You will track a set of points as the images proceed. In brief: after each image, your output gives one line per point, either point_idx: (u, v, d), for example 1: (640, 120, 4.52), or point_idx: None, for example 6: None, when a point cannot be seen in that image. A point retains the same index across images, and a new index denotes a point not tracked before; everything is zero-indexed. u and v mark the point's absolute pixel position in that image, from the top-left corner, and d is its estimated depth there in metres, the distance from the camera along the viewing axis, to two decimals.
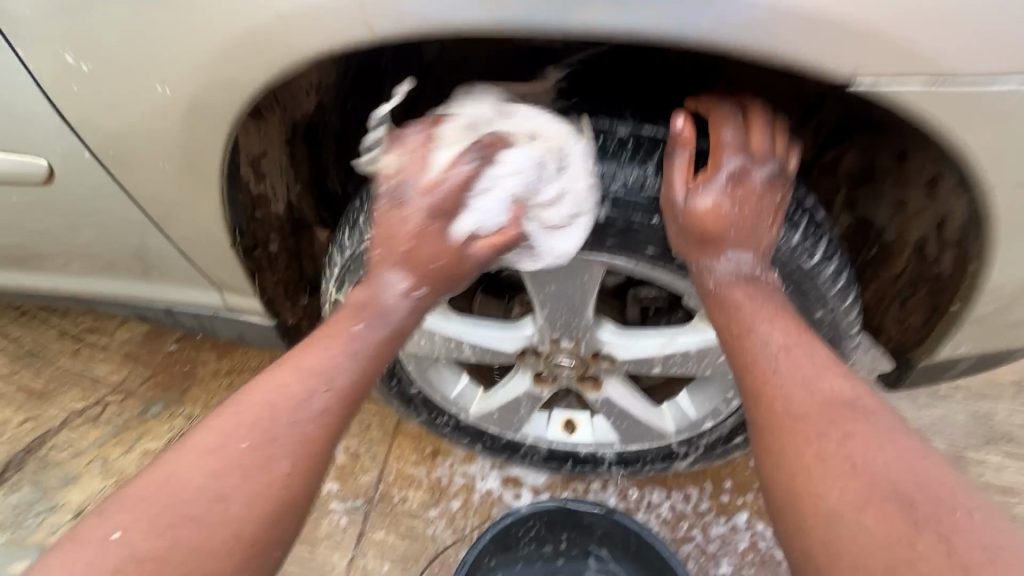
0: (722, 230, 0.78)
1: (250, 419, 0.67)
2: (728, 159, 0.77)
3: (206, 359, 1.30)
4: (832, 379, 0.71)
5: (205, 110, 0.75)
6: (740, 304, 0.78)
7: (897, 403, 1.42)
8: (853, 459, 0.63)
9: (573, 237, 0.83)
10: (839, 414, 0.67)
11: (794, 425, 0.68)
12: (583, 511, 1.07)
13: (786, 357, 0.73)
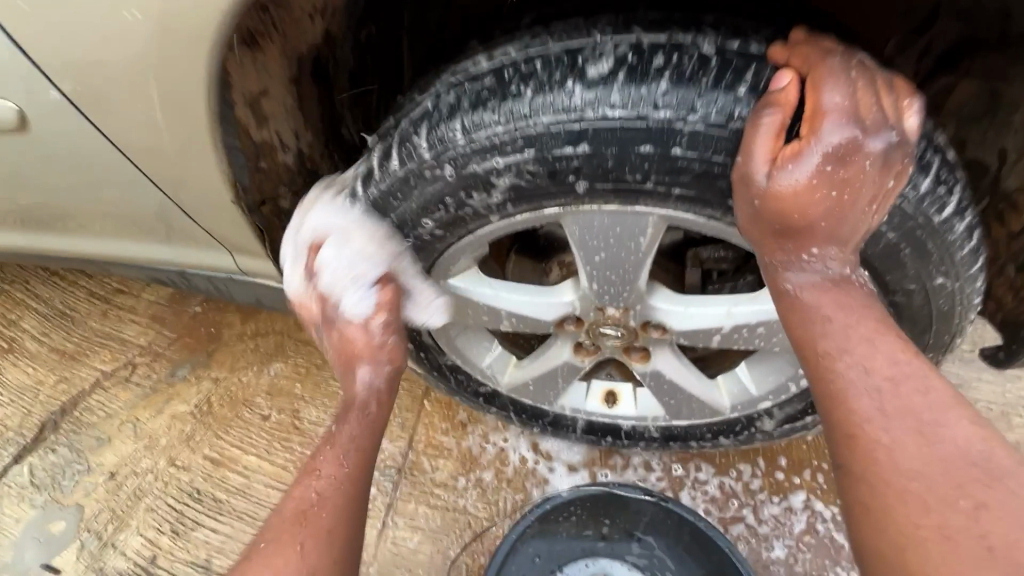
0: (813, 221, 0.57)
1: (288, 516, 0.72)
2: (832, 130, 0.54)
3: (231, 321, 1.55)
4: (956, 427, 0.53)
5: (184, 33, 0.63)
6: (831, 318, 0.59)
7: (982, 377, 1.25)
8: (990, 548, 0.48)
9: (618, 191, 0.62)
10: (965, 476, 0.51)
11: (905, 482, 0.52)
12: (629, 496, 1.02)
13: (892, 390, 0.55)
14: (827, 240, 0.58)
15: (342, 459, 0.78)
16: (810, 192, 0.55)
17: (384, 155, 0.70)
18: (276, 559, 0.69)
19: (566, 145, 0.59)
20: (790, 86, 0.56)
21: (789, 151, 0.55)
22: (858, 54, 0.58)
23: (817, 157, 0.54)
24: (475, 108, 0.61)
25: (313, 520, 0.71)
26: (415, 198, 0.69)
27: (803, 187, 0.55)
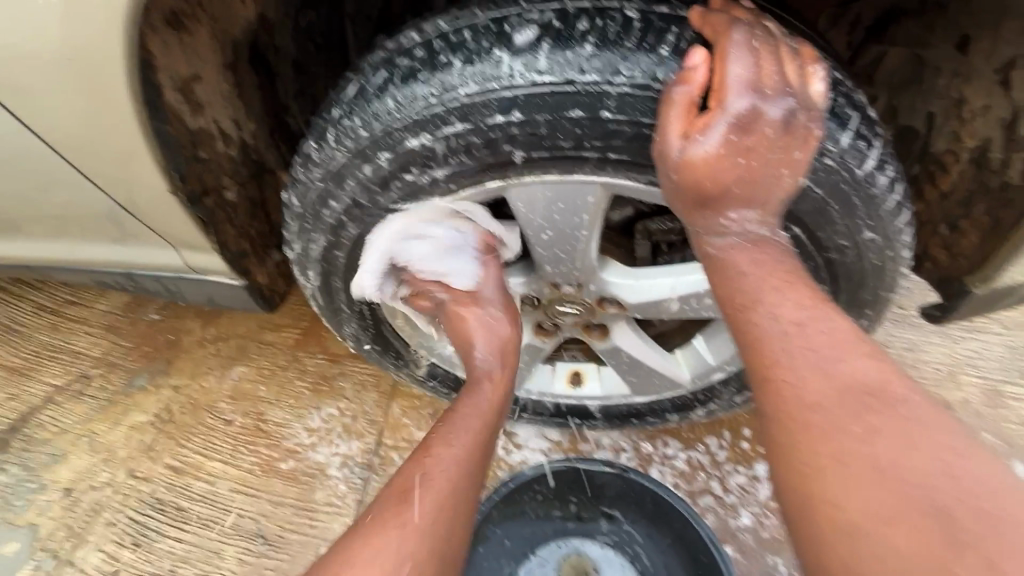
0: (726, 188, 0.57)
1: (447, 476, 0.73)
2: (735, 101, 0.53)
3: (191, 327, 1.50)
4: (854, 358, 0.52)
5: (89, 8, 0.60)
6: (747, 273, 0.58)
7: (929, 339, 1.30)
8: (880, 466, 0.47)
9: (557, 160, 0.62)
10: (862, 403, 0.49)
11: (806, 415, 0.51)
12: (593, 470, 1.03)
13: (798, 333, 0.54)
14: (742, 201, 0.58)
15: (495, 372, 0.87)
16: (720, 161, 0.55)
17: (321, 137, 0.69)
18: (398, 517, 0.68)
19: (498, 114, 0.59)
20: (706, 59, 0.54)
21: (698, 122, 0.55)
22: (762, 21, 0.57)
23: (724, 127, 0.54)
24: (407, 82, 0.61)
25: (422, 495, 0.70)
26: (353, 180, 0.67)
27: (713, 159, 0.55)
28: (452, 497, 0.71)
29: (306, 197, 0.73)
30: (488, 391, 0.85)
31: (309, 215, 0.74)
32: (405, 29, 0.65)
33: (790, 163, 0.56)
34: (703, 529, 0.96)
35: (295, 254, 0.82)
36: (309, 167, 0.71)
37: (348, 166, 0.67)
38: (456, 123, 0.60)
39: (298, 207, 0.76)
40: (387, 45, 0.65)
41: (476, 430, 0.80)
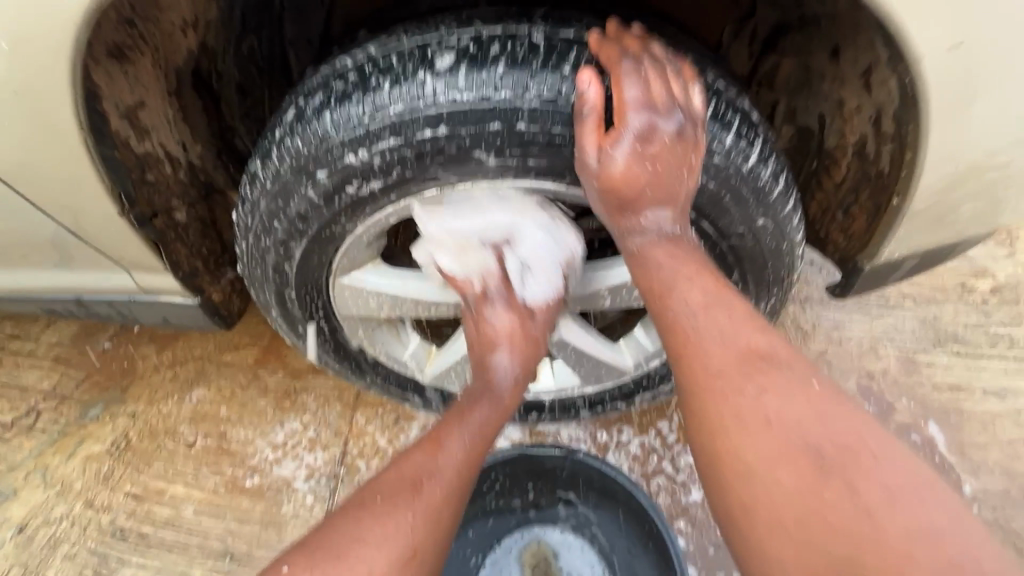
0: (641, 192, 0.67)
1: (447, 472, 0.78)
2: (633, 119, 0.65)
3: (146, 353, 1.49)
4: (748, 332, 0.64)
5: (32, 47, 0.63)
6: (664, 265, 0.68)
7: (851, 317, 1.43)
8: (774, 424, 0.59)
9: (483, 169, 0.68)
10: (756, 368, 0.62)
11: (713, 383, 0.63)
12: (545, 456, 1.13)
13: (705, 314, 0.66)
14: (658, 204, 0.68)
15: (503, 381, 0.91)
16: (629, 168, 0.66)
17: (266, 156, 0.73)
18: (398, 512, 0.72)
19: (426, 129, 0.65)
20: (597, 82, 0.63)
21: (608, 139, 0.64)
22: (649, 48, 0.67)
23: (629, 139, 0.65)
24: (343, 103, 0.66)
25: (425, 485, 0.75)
26: (296, 196, 0.72)
27: (624, 167, 0.65)
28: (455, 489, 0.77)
29: (253, 214, 0.77)
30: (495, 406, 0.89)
31: (259, 231, 0.79)
32: (338, 55, 0.71)
33: (690, 165, 0.66)
34: (642, 494, 1.08)
35: (250, 269, 0.86)
36: (255, 185, 0.75)
37: (291, 183, 0.71)
38: (388, 139, 0.66)
39: (247, 223, 0.80)
40: (322, 70, 0.70)
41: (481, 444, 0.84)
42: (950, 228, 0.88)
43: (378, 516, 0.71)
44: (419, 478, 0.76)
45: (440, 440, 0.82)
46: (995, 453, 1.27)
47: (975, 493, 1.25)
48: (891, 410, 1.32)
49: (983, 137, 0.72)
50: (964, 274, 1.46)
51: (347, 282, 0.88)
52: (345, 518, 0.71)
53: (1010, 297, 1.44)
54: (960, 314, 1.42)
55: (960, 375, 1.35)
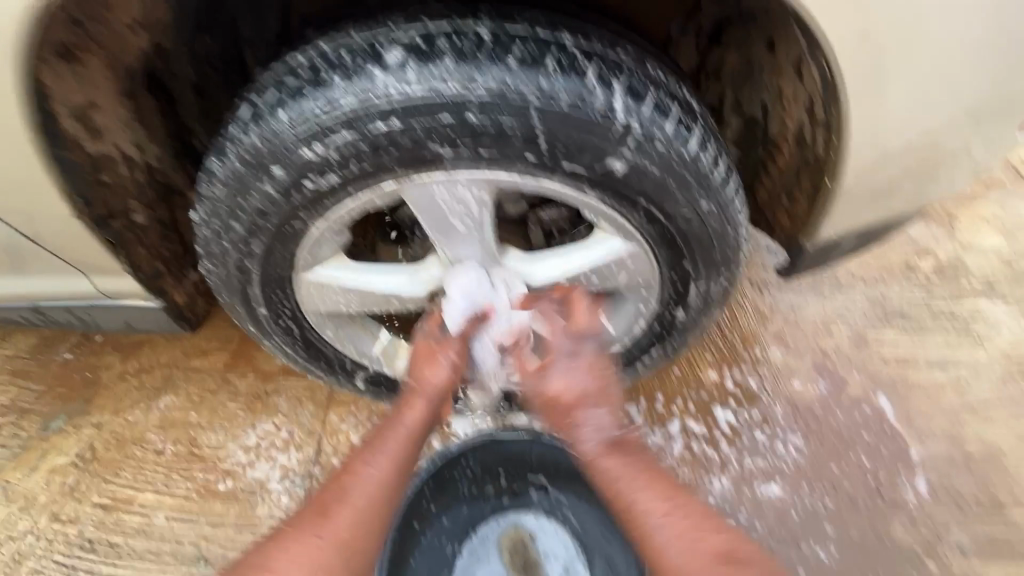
0: (577, 404, 0.89)
1: (344, 506, 0.84)
2: (562, 341, 0.91)
3: (110, 362, 1.46)
4: (701, 536, 0.86)
5: None
6: (618, 471, 0.90)
7: (806, 299, 1.50)
8: (676, 542, 0.85)
9: (437, 159, 0.71)
10: (713, 554, 0.84)
11: (676, 557, 0.84)
12: (510, 439, 1.15)
13: (669, 526, 0.86)
14: (597, 406, 0.89)
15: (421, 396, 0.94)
16: (566, 392, 0.89)
17: (221, 153, 0.74)
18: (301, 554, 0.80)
19: (378, 122, 0.67)
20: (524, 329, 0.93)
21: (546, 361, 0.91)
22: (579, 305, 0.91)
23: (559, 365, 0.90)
24: (296, 99, 0.68)
25: (327, 521, 0.82)
26: (254, 192, 0.73)
27: (561, 393, 0.89)
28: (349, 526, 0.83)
29: (211, 212, 0.78)
30: (408, 416, 0.93)
31: (217, 228, 0.79)
32: (290, 53, 0.72)
33: (608, 380, 0.91)
34: None
35: (211, 269, 0.86)
36: (210, 183, 0.76)
37: (249, 178, 0.72)
38: (342, 132, 0.67)
39: (205, 222, 0.80)
40: (274, 68, 0.72)
41: (393, 466, 0.89)
42: (882, 206, 0.95)
43: (279, 553, 0.80)
44: (314, 527, 0.82)
45: (343, 483, 0.87)
46: (938, 420, 1.35)
47: (923, 458, 1.31)
48: (843, 385, 1.39)
49: (895, 122, 0.79)
50: (907, 255, 1.55)
51: (311, 278, 0.89)
52: (257, 556, 0.81)
53: (950, 275, 1.53)
54: (905, 292, 1.51)
55: (906, 349, 1.43)
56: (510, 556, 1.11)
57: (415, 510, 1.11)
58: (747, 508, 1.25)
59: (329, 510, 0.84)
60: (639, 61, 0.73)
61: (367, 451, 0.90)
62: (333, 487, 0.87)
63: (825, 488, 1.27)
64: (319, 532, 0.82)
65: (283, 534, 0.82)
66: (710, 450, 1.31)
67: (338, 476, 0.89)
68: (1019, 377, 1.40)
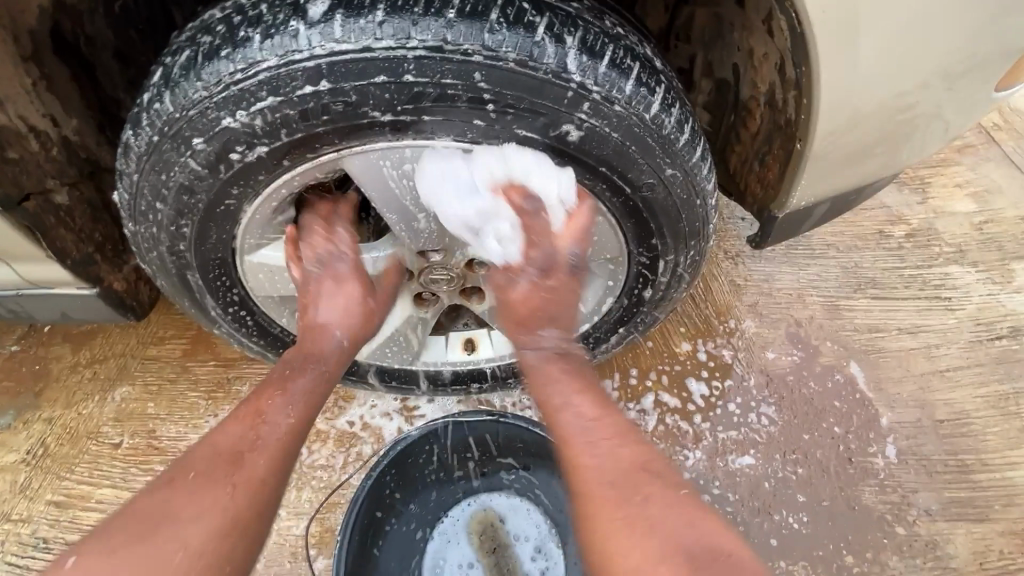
0: (536, 316, 0.80)
1: (233, 461, 0.70)
2: (544, 247, 0.77)
3: (60, 354, 1.39)
4: (631, 451, 0.70)
5: None
6: (549, 379, 0.77)
7: (780, 269, 1.48)
8: (618, 482, 0.67)
9: (377, 126, 0.65)
10: (637, 474, 0.68)
11: (600, 481, 0.67)
12: (473, 420, 1.08)
13: (599, 440, 0.70)
14: (536, 324, 0.81)
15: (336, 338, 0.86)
16: (530, 299, 0.80)
17: (135, 124, 0.68)
18: (184, 500, 0.66)
19: (306, 85, 0.61)
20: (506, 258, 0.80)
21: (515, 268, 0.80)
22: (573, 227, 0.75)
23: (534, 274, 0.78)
24: (211, 60, 0.62)
25: (220, 465, 0.70)
26: (176, 166, 0.67)
27: (525, 298, 0.80)
28: (252, 472, 0.70)
29: (132, 188, 0.71)
30: (323, 363, 0.84)
31: (142, 205, 0.72)
32: (209, 9, 0.67)
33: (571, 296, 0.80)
34: None
35: (142, 251, 0.80)
36: (129, 158, 0.69)
37: (168, 151, 0.66)
38: (265, 97, 0.61)
39: (128, 200, 0.73)
40: (192, 26, 0.67)
41: (305, 411, 0.79)
42: (854, 171, 0.92)
43: (169, 500, 0.66)
44: (227, 466, 0.70)
45: (248, 425, 0.74)
46: (908, 386, 1.35)
47: (893, 425, 1.32)
48: (816, 354, 1.38)
49: (866, 80, 0.75)
50: (880, 222, 1.54)
51: (256, 260, 0.82)
52: (139, 498, 0.67)
53: (921, 241, 1.52)
54: (877, 260, 1.50)
55: (878, 317, 1.43)
56: (479, 539, 1.09)
57: (377, 500, 1.04)
58: (720, 479, 1.25)
59: (238, 451, 0.71)
60: (597, 15, 0.67)
61: (276, 390, 0.79)
62: (232, 422, 0.75)
63: (798, 457, 1.27)
64: (212, 477, 0.68)
65: (181, 472, 0.69)
66: (684, 424, 1.29)
67: (239, 419, 0.76)
68: (987, 340, 1.41)
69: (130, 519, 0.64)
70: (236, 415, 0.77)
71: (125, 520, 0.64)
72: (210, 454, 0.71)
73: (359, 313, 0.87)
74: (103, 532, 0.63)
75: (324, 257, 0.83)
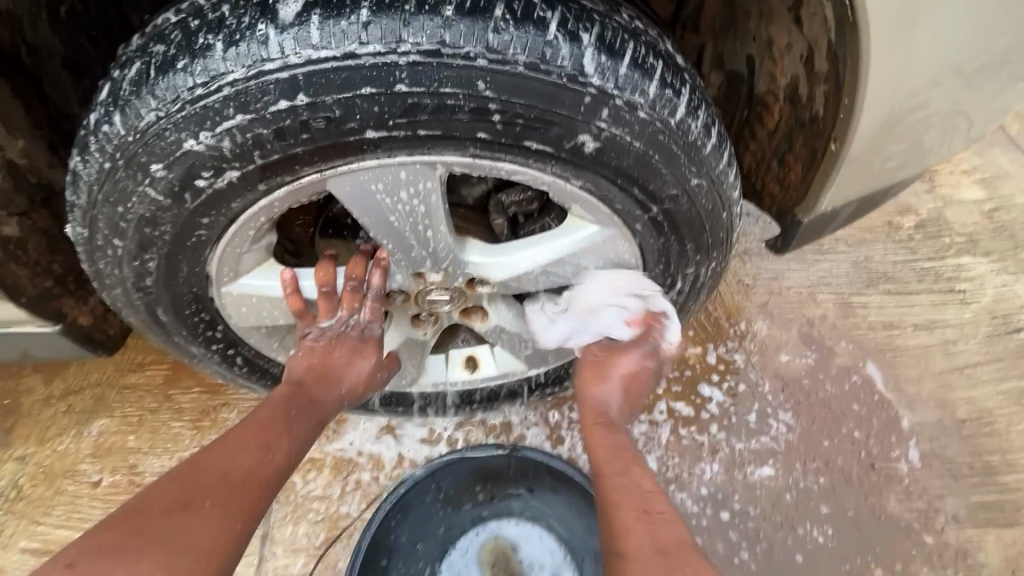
0: (615, 391, 0.86)
1: (239, 494, 0.65)
2: (648, 346, 0.86)
3: (31, 386, 1.29)
4: (668, 520, 0.68)
5: None
6: (611, 443, 0.80)
7: (789, 267, 1.42)
8: (649, 536, 0.65)
9: (365, 143, 0.57)
10: (672, 540, 0.65)
11: (631, 524, 0.67)
12: (484, 456, 1.03)
13: (641, 499, 0.70)
14: (612, 397, 0.86)
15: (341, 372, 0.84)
16: (619, 378, 0.86)
17: (83, 149, 0.60)
18: (194, 528, 0.60)
19: (278, 100, 0.53)
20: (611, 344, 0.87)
21: (613, 351, 0.87)
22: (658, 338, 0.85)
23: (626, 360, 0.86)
24: (165, 72, 0.55)
25: (232, 493, 0.65)
26: (134, 197, 0.59)
27: (616, 377, 0.86)
28: (258, 507, 0.66)
29: (89, 219, 0.63)
30: (327, 395, 0.82)
31: (100, 235, 0.64)
32: (164, 12, 0.59)
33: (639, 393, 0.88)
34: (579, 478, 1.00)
35: (105, 284, 0.72)
36: (80, 187, 0.62)
37: (124, 180, 0.59)
38: (234, 114, 0.54)
39: (83, 230, 0.65)
40: (143, 33, 0.59)
41: (299, 454, 0.76)
42: (886, 171, 0.86)
43: (183, 526, 0.60)
44: (244, 498, 0.65)
45: (258, 456, 0.70)
46: (927, 385, 1.30)
47: (914, 426, 1.27)
48: (831, 355, 1.33)
49: (911, 72, 0.68)
50: (890, 213, 1.48)
51: (234, 290, 0.73)
52: (138, 518, 0.60)
53: (932, 231, 1.47)
54: (889, 253, 1.44)
55: (893, 312, 1.37)
56: (491, 571, 1.02)
57: (381, 547, 1.00)
58: (740, 492, 1.19)
59: (252, 483, 0.67)
60: (612, 8, 0.59)
61: (283, 424, 0.75)
62: (239, 445, 0.70)
63: (818, 465, 1.22)
64: (221, 506, 0.63)
65: (196, 498, 0.63)
66: (699, 436, 1.23)
67: (250, 442, 0.71)
68: (1005, 334, 1.36)
69: (142, 546, 0.57)
70: (238, 439, 0.71)
71: (133, 546, 0.57)
72: (223, 479, 0.66)
73: (370, 345, 0.86)
74: (106, 557, 0.56)
75: (328, 297, 0.80)
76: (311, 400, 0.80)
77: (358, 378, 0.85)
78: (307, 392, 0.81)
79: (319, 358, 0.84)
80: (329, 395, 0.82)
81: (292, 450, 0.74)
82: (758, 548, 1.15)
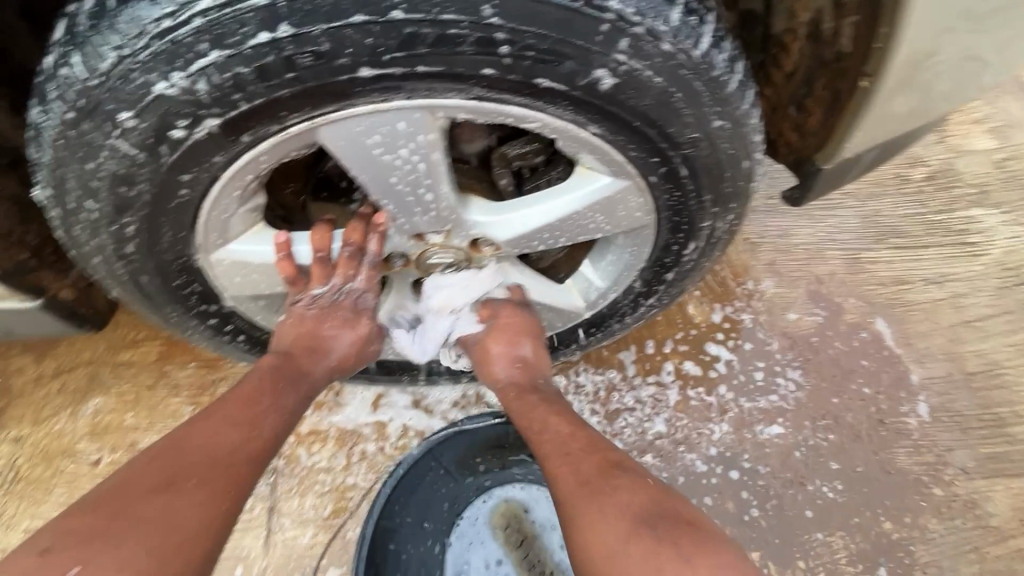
0: (505, 368, 0.88)
1: (222, 469, 0.63)
2: (511, 329, 0.87)
3: (21, 365, 1.25)
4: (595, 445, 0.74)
5: None
6: (524, 406, 0.84)
7: (798, 223, 1.38)
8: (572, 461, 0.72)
9: (359, 83, 0.52)
10: (600, 458, 0.71)
11: (557, 456, 0.73)
12: (483, 426, 1.05)
13: (564, 437, 0.76)
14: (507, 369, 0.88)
15: (331, 344, 0.82)
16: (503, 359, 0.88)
17: (43, 99, 0.55)
18: (177, 508, 0.58)
19: (258, 32, 0.48)
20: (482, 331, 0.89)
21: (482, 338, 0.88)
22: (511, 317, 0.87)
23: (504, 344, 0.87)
24: (128, 4, 0.49)
25: (217, 471, 0.62)
26: (105, 151, 0.54)
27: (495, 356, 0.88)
28: (244, 484, 0.64)
29: (58, 178, 0.58)
30: (318, 366, 0.80)
31: (72, 196, 0.59)
32: None
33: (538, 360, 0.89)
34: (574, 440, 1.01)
35: (83, 253, 0.67)
36: (44, 143, 0.56)
37: (92, 132, 0.53)
38: (211, 49, 0.48)
39: (52, 193, 0.60)
40: None
41: (287, 428, 0.74)
42: (914, 115, 0.81)
43: (166, 508, 0.57)
44: (229, 477, 0.63)
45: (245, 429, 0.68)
46: (936, 339, 1.29)
47: (923, 381, 1.25)
48: (840, 313, 1.30)
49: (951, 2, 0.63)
50: (899, 165, 1.44)
51: (223, 257, 0.68)
52: (117, 501, 0.57)
53: (943, 183, 1.43)
54: (898, 206, 1.40)
55: (902, 267, 1.34)
56: (504, 534, 1.02)
57: (390, 528, 1.00)
58: (749, 452, 1.18)
59: (235, 460, 0.64)
60: None
61: (271, 397, 0.73)
62: (225, 419, 0.68)
63: (827, 422, 1.21)
64: (203, 486, 0.60)
65: (179, 477, 0.60)
66: (707, 397, 1.21)
67: (235, 415, 0.69)
68: (1014, 285, 1.34)
69: (123, 531, 0.54)
70: (224, 414, 0.69)
71: (113, 529, 0.54)
72: (208, 459, 0.63)
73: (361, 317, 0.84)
74: (85, 544, 0.53)
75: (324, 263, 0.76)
76: (302, 373, 0.78)
77: (348, 349, 0.83)
78: (294, 364, 0.78)
79: (307, 322, 0.80)
80: (320, 368, 0.80)
81: (279, 424, 0.72)
82: (768, 505, 1.15)
